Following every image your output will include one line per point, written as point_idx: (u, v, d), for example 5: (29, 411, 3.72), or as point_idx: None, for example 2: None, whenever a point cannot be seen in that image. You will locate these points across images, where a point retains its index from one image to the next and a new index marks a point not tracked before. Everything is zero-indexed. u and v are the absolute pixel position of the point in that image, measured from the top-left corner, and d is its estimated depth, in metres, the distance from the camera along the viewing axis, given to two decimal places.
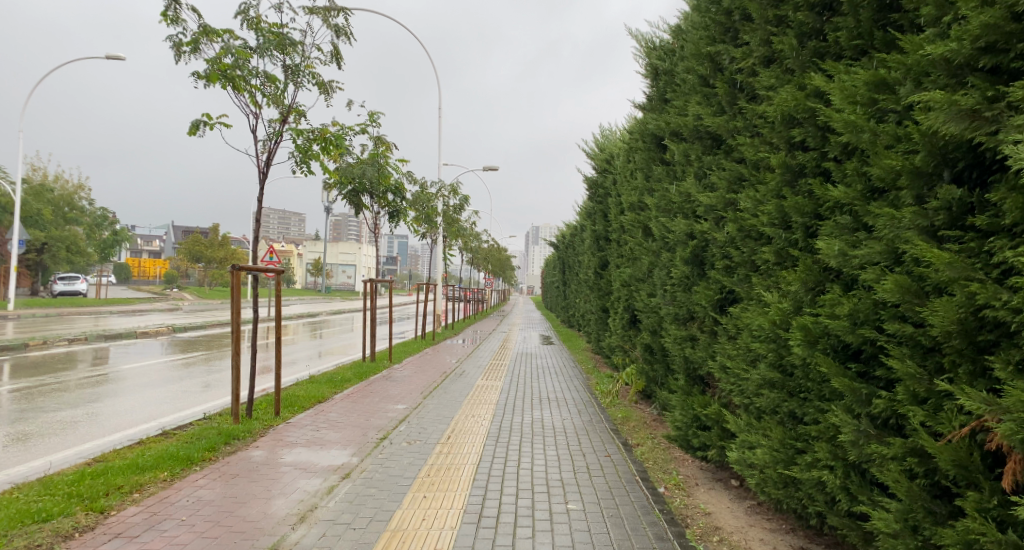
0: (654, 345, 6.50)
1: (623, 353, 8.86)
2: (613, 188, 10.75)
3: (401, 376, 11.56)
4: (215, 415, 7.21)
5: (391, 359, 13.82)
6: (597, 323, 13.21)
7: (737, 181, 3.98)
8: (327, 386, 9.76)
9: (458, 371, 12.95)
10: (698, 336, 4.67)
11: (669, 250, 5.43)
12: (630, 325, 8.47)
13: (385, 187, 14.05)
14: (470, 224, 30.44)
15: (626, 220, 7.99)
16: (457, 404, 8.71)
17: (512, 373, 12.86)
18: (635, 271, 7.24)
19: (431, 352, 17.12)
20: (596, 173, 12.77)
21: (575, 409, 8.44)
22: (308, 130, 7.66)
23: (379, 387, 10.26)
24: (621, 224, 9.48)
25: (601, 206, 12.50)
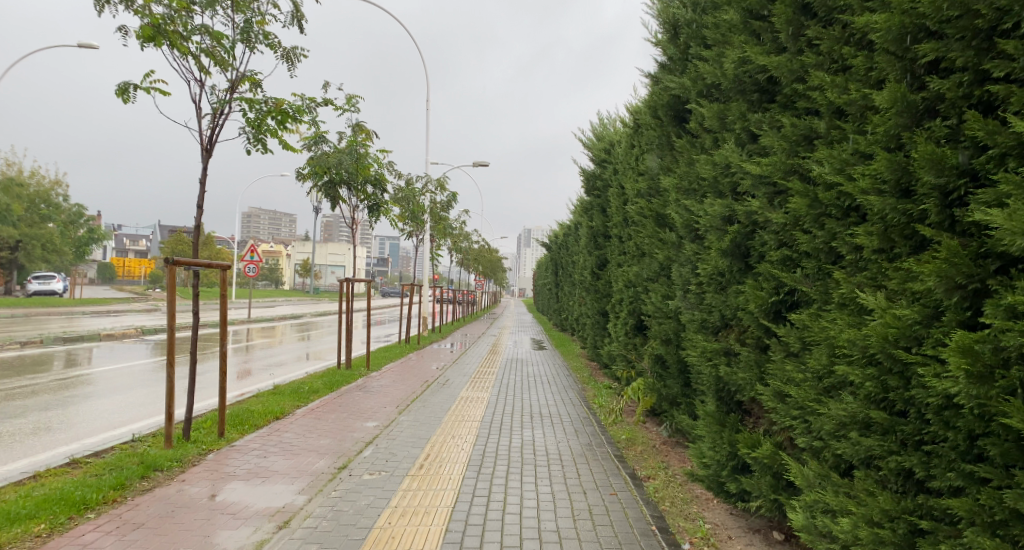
0: (670, 357, 5.42)
1: (627, 364, 7.76)
2: (614, 179, 9.69)
3: (378, 387, 10.42)
4: (144, 437, 6.03)
5: (369, 366, 12.64)
6: (594, 329, 12.12)
7: (804, 141, 2.92)
8: (289, 399, 8.60)
9: (442, 379, 11.82)
10: (738, 350, 3.60)
11: (694, 241, 4.36)
12: (636, 332, 7.39)
13: (364, 178, 12.91)
14: (459, 224, 29.33)
15: (632, 211, 6.92)
16: (436, 423, 7.57)
17: (500, 383, 11.71)
18: (645, 270, 6.17)
19: (416, 358, 15.98)
20: (595, 164, 11.70)
21: (572, 429, 7.35)
22: (260, 100, 6.36)
23: (349, 400, 9.09)
24: (625, 218, 8.42)
25: (600, 200, 11.43)
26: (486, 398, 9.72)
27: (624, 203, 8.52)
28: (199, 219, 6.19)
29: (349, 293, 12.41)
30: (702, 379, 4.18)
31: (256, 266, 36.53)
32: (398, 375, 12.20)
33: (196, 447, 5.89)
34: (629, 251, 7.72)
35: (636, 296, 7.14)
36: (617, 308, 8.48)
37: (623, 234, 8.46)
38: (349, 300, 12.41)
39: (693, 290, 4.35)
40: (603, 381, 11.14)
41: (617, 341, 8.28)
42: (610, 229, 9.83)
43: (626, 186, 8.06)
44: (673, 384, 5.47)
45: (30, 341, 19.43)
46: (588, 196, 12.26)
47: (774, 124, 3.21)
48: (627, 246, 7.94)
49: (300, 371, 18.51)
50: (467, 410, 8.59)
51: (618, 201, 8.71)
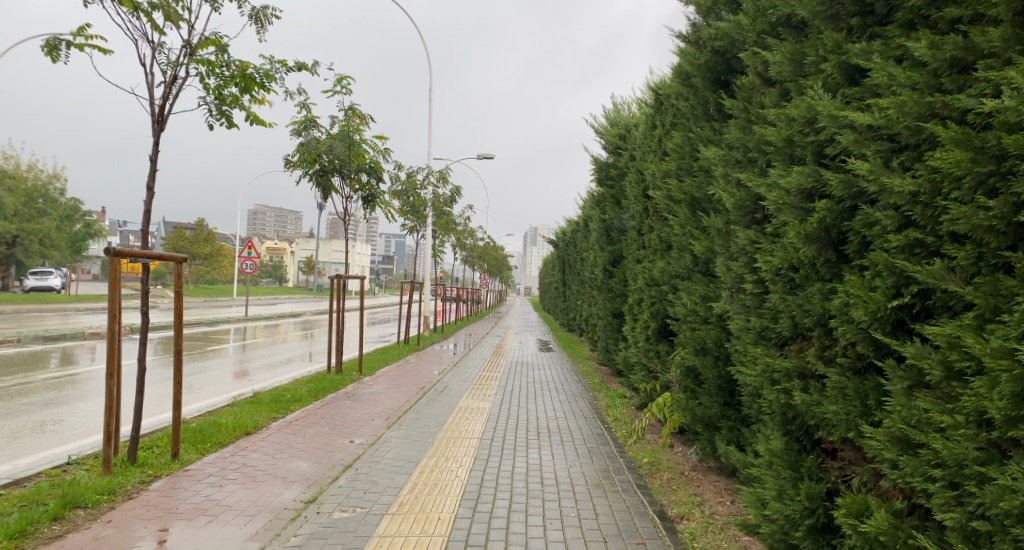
0: (709, 371, 4.47)
1: (649, 375, 6.81)
2: (630, 167, 8.77)
3: (369, 394, 9.51)
4: (81, 460, 5.13)
5: (362, 370, 11.71)
6: (606, 332, 11.16)
7: (952, 68, 1.97)
8: (265, 410, 7.67)
9: (440, 385, 10.89)
10: (824, 372, 2.65)
11: (752, 226, 3.42)
12: (660, 338, 6.44)
13: (358, 165, 12.05)
14: (463, 220, 28.48)
15: (658, 199, 5.98)
16: (429, 440, 6.65)
17: (502, 389, 10.75)
18: (675, 265, 5.24)
19: (415, 360, 15.07)
20: (609, 153, 10.76)
21: (585, 449, 6.41)
22: (222, 65, 5.44)
23: (335, 410, 8.17)
24: (646, 207, 7.47)
25: (613, 192, 10.49)
26: (487, 408, 8.79)
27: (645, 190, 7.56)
28: (149, 204, 5.29)
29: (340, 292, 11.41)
30: (761, 406, 3.22)
31: (254, 262, 35.51)
32: (393, 380, 11.27)
33: (141, 473, 4.97)
34: (651, 245, 6.77)
35: (661, 297, 6.19)
36: (635, 309, 7.55)
37: (642, 227, 7.51)
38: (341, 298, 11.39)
39: (750, 291, 3.41)
40: (617, 390, 10.21)
41: (636, 348, 7.33)
42: (625, 221, 8.95)
43: (648, 171, 7.10)
44: (710, 404, 4.53)
45: (7, 340, 18.27)
46: (600, 188, 11.34)
47: (888, 53, 2.28)
48: (649, 237, 6.98)
49: (294, 372, 17.53)
50: (465, 423, 7.66)
51: (636, 188, 7.79)
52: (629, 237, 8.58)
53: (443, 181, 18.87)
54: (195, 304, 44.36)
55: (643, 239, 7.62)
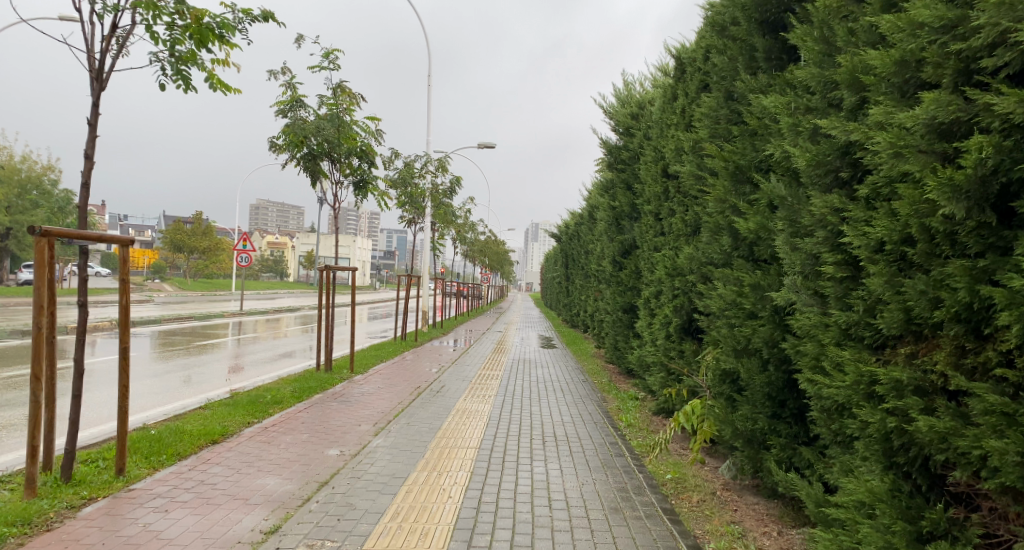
0: (756, 377, 3.68)
1: (672, 378, 6.02)
2: (646, 147, 7.95)
3: (358, 396, 8.71)
4: (5, 479, 4.34)
5: (353, 368, 10.91)
6: (617, 328, 10.36)
7: None
8: (239, 414, 6.89)
9: (437, 384, 10.11)
10: (969, 387, 1.83)
11: (834, 189, 2.61)
12: (684, 336, 5.64)
13: (348, 147, 11.24)
14: (464, 212, 27.72)
15: (684, 174, 5.18)
16: (420, 451, 5.87)
17: (504, 389, 9.98)
18: (709, 249, 4.44)
19: (412, 357, 14.27)
20: (620, 135, 9.93)
21: (598, 463, 5.61)
22: (172, 13, 4.58)
23: (319, 414, 7.38)
24: (667, 189, 6.66)
25: (625, 177, 9.68)
26: (487, 411, 8.00)
27: (666, 170, 6.76)
28: (88, 175, 4.48)
29: (328, 284, 10.63)
30: (847, 428, 2.44)
31: (250, 255, 34.66)
32: (387, 379, 10.46)
33: (74, 495, 4.18)
34: (674, 230, 5.97)
35: (688, 288, 5.39)
36: (652, 303, 6.75)
37: (662, 211, 6.71)
38: (330, 291, 10.60)
39: (828, 275, 2.61)
40: (630, 392, 9.41)
41: (654, 346, 6.54)
42: (641, 206, 8.16)
43: (670, 146, 6.30)
44: (757, 417, 3.75)
45: None
46: (611, 173, 10.52)
47: None
48: (671, 221, 6.18)
49: (285, 367, 16.67)
50: (463, 430, 6.87)
51: (654, 168, 6.99)
52: (644, 223, 7.77)
53: (442, 169, 18.04)
54: (191, 298, 43.50)
55: (663, 224, 6.82)
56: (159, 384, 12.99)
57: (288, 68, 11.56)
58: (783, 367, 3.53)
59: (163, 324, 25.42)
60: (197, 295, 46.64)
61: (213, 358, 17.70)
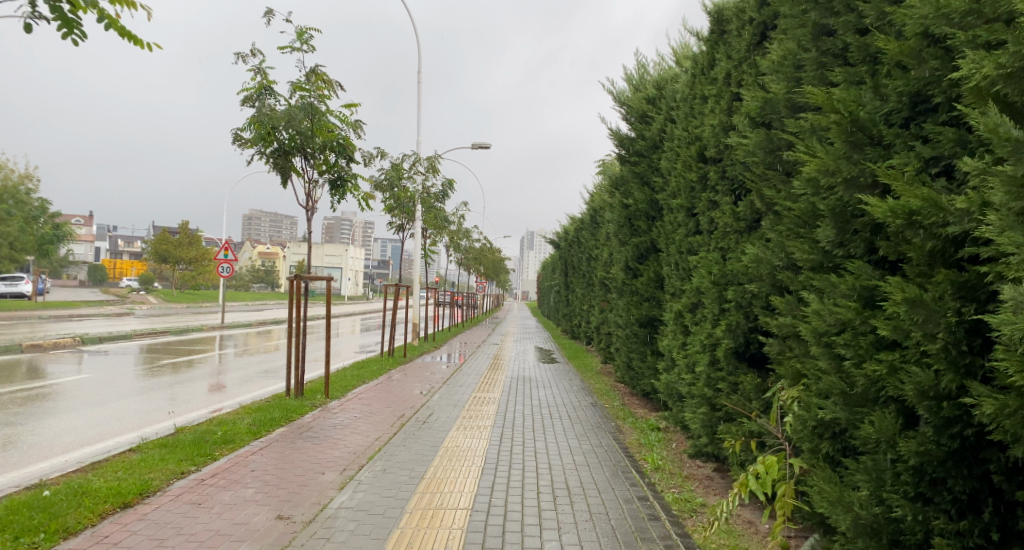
0: (898, 442, 2.38)
1: (721, 416, 4.72)
2: (670, 132, 6.73)
3: (330, 429, 7.33)
4: None
5: (328, 393, 9.51)
6: (632, 344, 9.07)
7: None
8: (174, 460, 5.52)
9: (425, 411, 8.75)
10: None
11: None
12: (739, 365, 4.34)
13: (324, 140, 9.94)
14: (458, 218, 26.51)
15: (745, 150, 3.92)
16: (396, 514, 4.53)
17: (502, 415, 8.65)
18: (794, 248, 3.17)
19: (400, 376, 12.90)
20: (633, 124, 8.72)
21: (630, 534, 4.24)
22: None
23: (276, 456, 6.01)
24: (705, 177, 5.40)
25: (641, 171, 8.45)
26: (483, 448, 6.65)
27: (701, 153, 5.50)
28: None
29: (299, 296, 9.27)
30: None
31: (232, 264, 33.11)
32: (367, 406, 9.06)
33: None
34: (722, 228, 4.70)
35: (750, 301, 4.09)
36: (687, 320, 5.46)
37: (699, 204, 5.44)
38: (300, 304, 9.24)
39: None
40: (649, 422, 8.07)
41: (691, 374, 5.23)
42: (664, 202, 6.93)
43: (712, 123, 5.06)
44: (895, 505, 2.44)
45: None
46: (622, 169, 9.28)
47: None
48: (716, 216, 4.91)
49: (265, 384, 15.22)
50: (453, 478, 5.52)
51: (685, 154, 5.75)
52: (671, 221, 6.55)
53: (433, 172, 16.77)
54: (173, 310, 41.73)
55: (699, 221, 5.54)
56: (117, 405, 11.52)
57: (258, 53, 10.43)
58: (950, 433, 2.22)
59: (136, 337, 23.79)
60: (180, 306, 44.94)
61: (187, 373, 16.22)
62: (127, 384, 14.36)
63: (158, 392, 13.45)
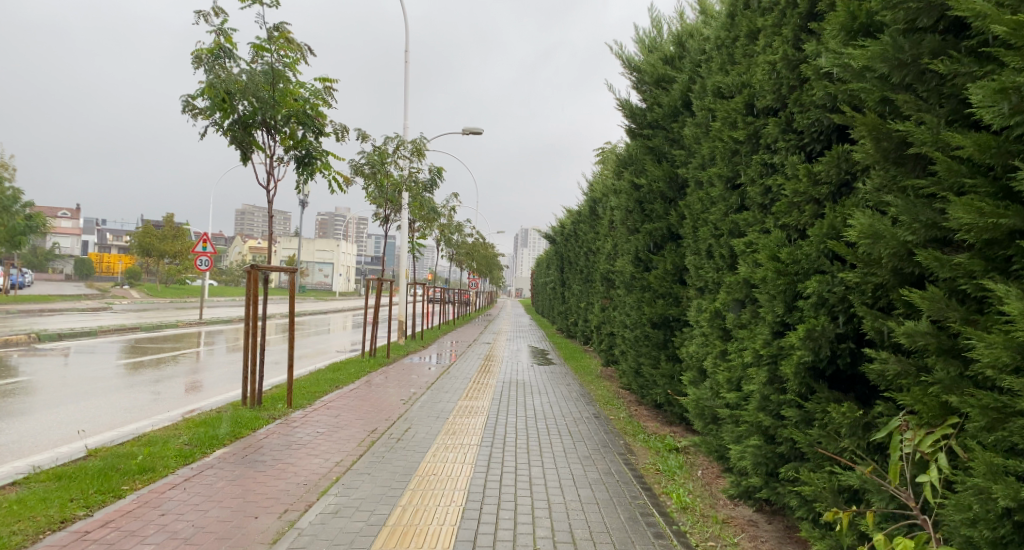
0: None
1: (784, 453, 3.49)
2: (699, 92, 5.51)
3: (283, 451, 6.05)
4: None
5: (291, 402, 8.22)
6: (644, 348, 7.83)
7: None
8: (62, 500, 4.23)
9: (402, 425, 7.50)
10: None
11: None
12: (820, 386, 3.11)
13: (288, 110, 8.65)
14: (449, 210, 25.26)
15: (848, 74, 2.68)
16: None
17: (492, 430, 7.41)
18: (963, 210, 1.94)
19: (380, 380, 11.63)
20: (648, 92, 7.52)
21: None
22: None
23: (203, 489, 4.74)
24: (757, 136, 4.17)
25: (658, 145, 7.20)
26: (467, 478, 5.40)
27: (749, 105, 4.26)
28: None
29: (257, 291, 7.99)
30: None
31: (212, 258, 31.54)
32: (333, 418, 7.79)
33: None
34: (788, 198, 3.48)
35: (842, 296, 2.86)
36: (730, 322, 4.22)
37: (749, 171, 4.20)
38: (257, 299, 7.95)
39: None
40: (666, 440, 6.85)
41: (738, 393, 4.00)
42: (692, 178, 5.70)
43: (769, 62, 3.84)
44: None
45: None
46: (634, 146, 8.05)
47: None
48: (780, 183, 3.67)
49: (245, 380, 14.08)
50: (426, 523, 4.28)
51: (726, 109, 4.52)
52: (701, 200, 5.31)
53: (420, 157, 15.46)
54: (153, 305, 40.03)
55: (746, 194, 4.31)
56: (71, 405, 10.34)
57: (219, 11, 9.11)
58: None
59: (102, 333, 22.20)
60: (162, 301, 43.31)
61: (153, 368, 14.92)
62: (89, 379, 13.09)
63: (122, 389, 12.24)
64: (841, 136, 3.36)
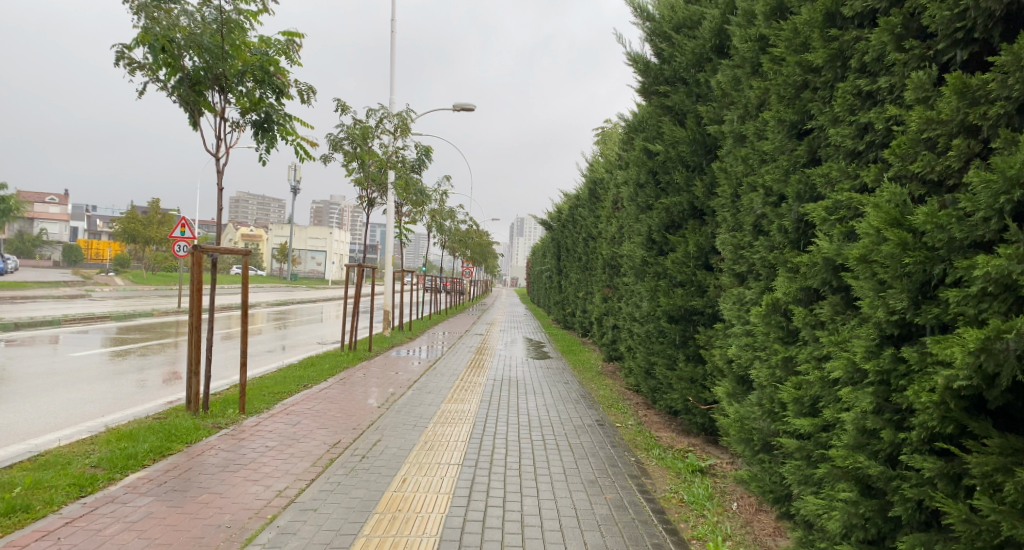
0: None
1: (899, 518, 2.36)
2: (743, 22, 4.30)
3: (215, 475, 4.85)
4: None
5: (244, 408, 7.05)
6: (658, 345, 6.71)
7: None
8: None
9: (372, 437, 6.33)
10: None
11: None
12: (979, 426, 1.97)
13: (243, 63, 7.26)
14: (441, 194, 24.03)
15: None
16: None
17: (478, 443, 6.26)
18: None
19: (357, 377, 10.46)
20: (667, 40, 6.30)
21: None
22: None
23: (85, 540, 3.55)
24: (843, 57, 2.94)
25: (677, 103, 5.99)
26: (440, 517, 4.24)
27: (831, 15, 3.03)
28: None
29: (199, 277, 6.76)
30: None
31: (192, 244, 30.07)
32: (290, 427, 6.62)
33: None
34: (913, 132, 2.29)
35: None
36: (797, 319, 3.06)
37: (829, 108, 3.01)
38: (201, 286, 6.74)
39: None
40: (687, 459, 5.75)
41: (815, 420, 2.86)
42: (729, 134, 4.51)
43: None
44: None
45: None
46: (647, 108, 6.84)
47: None
48: (893, 114, 2.47)
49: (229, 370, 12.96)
50: None
51: (792, 27, 3.30)
52: (745, 160, 4.12)
53: (404, 134, 14.20)
54: (134, 293, 38.24)
55: (821, 142, 3.12)
56: (22, 396, 9.15)
57: None
58: None
59: (65, 322, 20.44)
60: (144, 289, 41.53)
61: (121, 358, 13.62)
62: (54, 368, 11.84)
63: (90, 377, 11.05)
64: (1005, 35, 2.16)
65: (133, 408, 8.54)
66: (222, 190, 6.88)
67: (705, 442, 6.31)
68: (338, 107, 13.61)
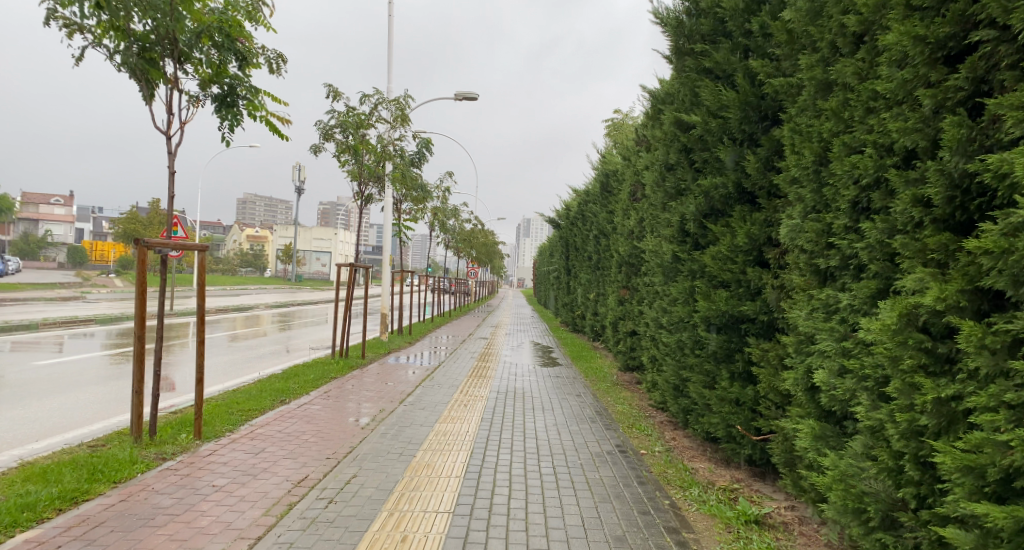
0: None
1: None
2: None
3: (133, 533, 3.76)
4: None
5: (200, 432, 5.95)
6: (696, 359, 5.59)
7: None
8: None
9: (349, 472, 5.23)
10: None
11: None
12: None
13: (197, 28, 6.08)
14: (444, 190, 22.96)
15: None
16: None
17: (477, 480, 5.16)
18: None
19: (345, 389, 9.36)
20: None
21: None
22: None
23: None
24: None
25: (721, 61, 4.86)
26: None
27: None
28: None
29: (144, 279, 5.64)
30: None
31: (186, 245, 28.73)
32: (251, 458, 5.52)
33: None
34: None
35: None
36: (962, 341, 1.95)
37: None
38: (145, 289, 5.61)
39: None
40: (735, 504, 4.66)
41: (1014, 508, 1.75)
42: (809, 85, 3.39)
43: None
44: None
45: None
46: (681, 73, 5.72)
47: None
48: None
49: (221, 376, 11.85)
50: None
51: None
52: (837, 114, 3.00)
53: (403, 123, 13.06)
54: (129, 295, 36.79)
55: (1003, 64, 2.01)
56: None
57: None
58: None
59: (43, 326, 18.65)
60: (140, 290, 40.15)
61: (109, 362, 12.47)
62: (37, 372, 10.74)
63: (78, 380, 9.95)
64: None
65: (104, 416, 7.47)
66: (174, 174, 5.75)
67: (752, 479, 5.22)
68: (329, 93, 12.45)
